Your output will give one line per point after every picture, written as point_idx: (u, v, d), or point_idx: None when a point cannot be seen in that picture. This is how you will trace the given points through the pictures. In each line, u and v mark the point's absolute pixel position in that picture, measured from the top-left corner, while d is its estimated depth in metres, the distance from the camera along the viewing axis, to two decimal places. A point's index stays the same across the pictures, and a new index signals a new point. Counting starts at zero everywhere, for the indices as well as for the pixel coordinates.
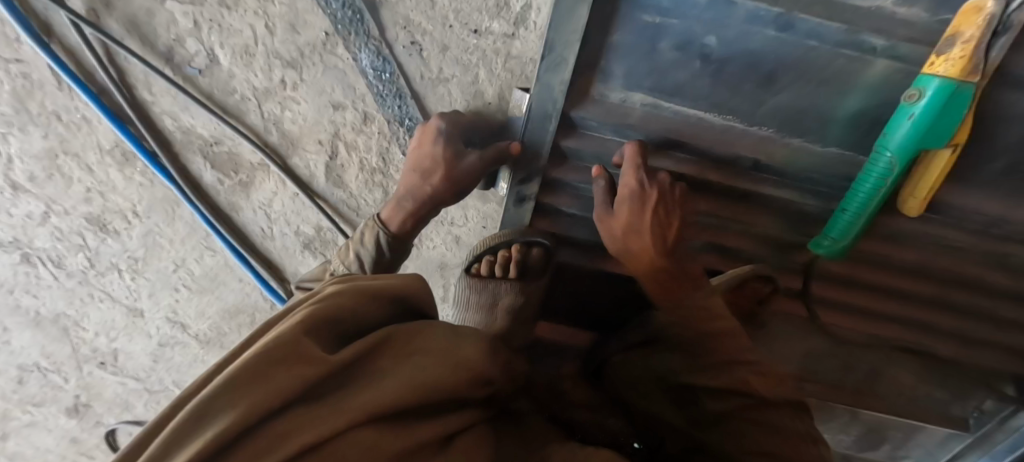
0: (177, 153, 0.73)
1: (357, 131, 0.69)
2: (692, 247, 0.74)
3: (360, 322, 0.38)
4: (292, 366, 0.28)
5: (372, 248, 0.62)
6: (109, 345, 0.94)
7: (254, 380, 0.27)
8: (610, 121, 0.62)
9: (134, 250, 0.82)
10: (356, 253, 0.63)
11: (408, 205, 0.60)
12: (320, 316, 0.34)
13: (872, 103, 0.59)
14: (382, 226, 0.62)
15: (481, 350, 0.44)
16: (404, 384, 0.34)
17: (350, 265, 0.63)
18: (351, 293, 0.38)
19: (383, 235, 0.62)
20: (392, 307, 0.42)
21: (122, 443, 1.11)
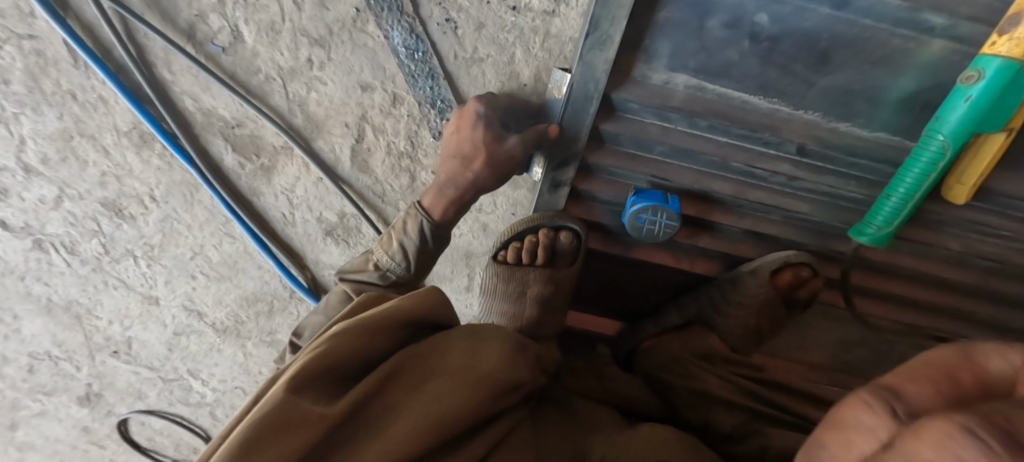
0: (196, 135, 0.70)
1: (386, 114, 0.66)
2: (729, 235, 0.72)
3: (376, 348, 0.47)
4: (287, 430, 0.36)
5: (416, 238, 0.60)
6: (122, 334, 0.92)
7: (269, 439, 0.35)
8: (651, 103, 0.60)
9: (150, 236, 0.79)
10: (400, 243, 0.61)
11: (450, 192, 0.58)
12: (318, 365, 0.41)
13: (927, 86, 0.56)
14: (425, 215, 0.59)
15: (497, 362, 0.52)
16: (419, 422, 0.42)
17: (393, 254, 0.62)
18: (348, 331, 0.44)
19: (427, 224, 0.60)
20: (403, 326, 0.50)
21: (134, 433, 1.09)
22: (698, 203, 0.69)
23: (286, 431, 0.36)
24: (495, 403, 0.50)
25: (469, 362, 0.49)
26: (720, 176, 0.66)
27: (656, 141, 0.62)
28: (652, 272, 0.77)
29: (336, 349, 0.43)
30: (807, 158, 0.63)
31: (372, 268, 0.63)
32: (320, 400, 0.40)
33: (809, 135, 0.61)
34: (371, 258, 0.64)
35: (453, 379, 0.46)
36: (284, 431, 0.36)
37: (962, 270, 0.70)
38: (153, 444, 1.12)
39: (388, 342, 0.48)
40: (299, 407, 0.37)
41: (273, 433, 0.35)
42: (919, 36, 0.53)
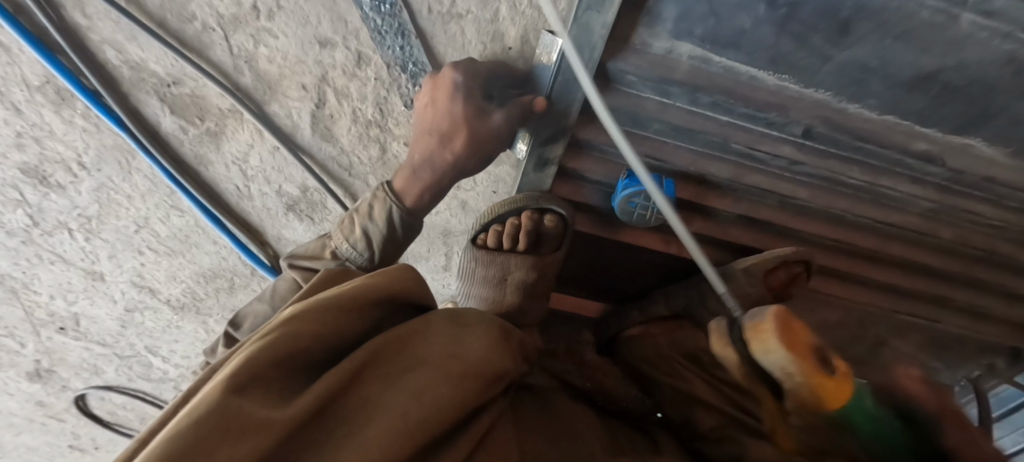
0: (126, 93, 0.60)
1: (350, 76, 0.58)
2: (722, 217, 0.69)
3: (337, 336, 0.41)
4: (231, 438, 0.30)
5: (383, 225, 0.55)
6: (67, 310, 0.85)
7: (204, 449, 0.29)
8: (652, 75, 0.53)
9: (85, 207, 0.70)
10: (364, 229, 0.56)
11: (426, 176, 0.53)
12: (269, 359, 0.36)
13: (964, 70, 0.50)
14: (395, 200, 0.54)
15: (483, 346, 0.48)
16: (390, 423, 0.36)
17: (356, 241, 0.56)
18: (301, 318, 0.39)
19: (396, 209, 0.54)
20: (374, 310, 0.45)
21: (95, 407, 1.05)
22: (692, 185, 0.65)
23: (229, 440, 0.29)
24: (478, 398, 0.46)
25: (450, 350, 0.44)
26: (719, 157, 0.61)
27: (652, 118, 0.57)
28: (640, 255, 0.73)
29: (287, 342, 0.37)
30: (813, 141, 0.58)
31: (329, 256, 0.57)
32: (272, 401, 0.34)
33: (816, 117, 0.56)
34: (329, 244, 0.58)
35: (429, 372, 0.42)
36: (226, 442, 0.29)
37: (945, 255, 0.70)
38: (117, 417, 1.08)
39: (350, 333, 0.43)
40: (246, 409, 0.31)
41: (210, 445, 0.29)
42: (949, 10, 0.45)
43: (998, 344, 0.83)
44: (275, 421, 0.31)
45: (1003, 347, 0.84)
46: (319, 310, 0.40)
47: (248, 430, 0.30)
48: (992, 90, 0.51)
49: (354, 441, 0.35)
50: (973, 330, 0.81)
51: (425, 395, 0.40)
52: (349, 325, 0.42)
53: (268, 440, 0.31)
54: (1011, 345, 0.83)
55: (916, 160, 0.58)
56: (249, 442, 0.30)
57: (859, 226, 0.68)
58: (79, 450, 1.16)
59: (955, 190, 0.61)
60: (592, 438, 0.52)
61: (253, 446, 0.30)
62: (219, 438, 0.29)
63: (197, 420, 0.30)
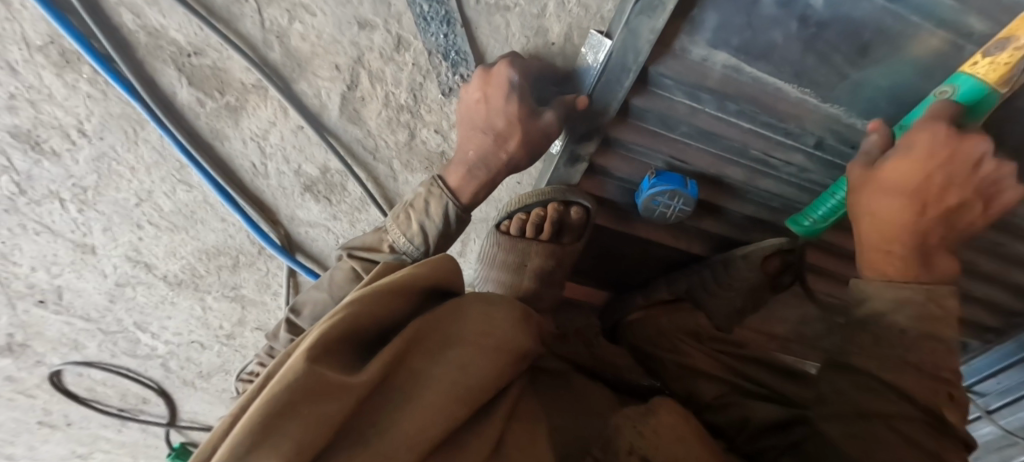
0: (140, 59, 0.55)
1: (386, 60, 0.57)
2: (730, 217, 0.73)
3: (395, 316, 0.42)
4: (320, 401, 0.30)
5: (439, 221, 0.57)
6: (50, 282, 0.80)
7: (297, 410, 0.29)
8: (687, 81, 0.56)
9: (82, 177, 0.66)
10: (420, 224, 0.57)
11: (482, 173, 0.55)
12: (338, 331, 0.36)
13: None
14: (451, 197, 0.56)
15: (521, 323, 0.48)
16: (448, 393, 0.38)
17: (413, 237, 0.58)
18: (367, 297, 0.39)
19: (451, 205, 0.56)
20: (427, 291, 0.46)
21: (71, 383, 1.00)
22: (708, 186, 0.68)
23: (320, 403, 0.30)
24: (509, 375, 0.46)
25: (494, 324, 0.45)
26: (735, 161, 0.65)
27: (682, 121, 0.60)
28: (648, 249, 0.78)
29: (353, 316, 0.37)
30: (823, 151, 0.63)
31: (387, 250, 0.59)
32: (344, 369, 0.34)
33: (828, 129, 0.60)
34: (385, 238, 0.59)
35: (475, 347, 0.42)
36: (317, 402, 0.30)
37: None
38: (94, 394, 1.04)
39: (403, 314, 0.43)
40: (329, 375, 0.31)
41: (302, 406, 0.29)
42: (958, 42, 0.50)
43: (947, 338, 0.95)
44: (353, 387, 0.32)
45: (950, 341, 0.95)
46: (382, 289, 0.40)
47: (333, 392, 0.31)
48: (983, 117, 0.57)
49: (416, 411, 0.35)
50: None
51: (470, 368, 0.40)
52: (403, 305, 0.42)
53: (348, 405, 0.32)
54: (957, 339, 0.94)
55: None
56: (334, 404, 0.30)
57: None
58: (48, 427, 1.11)
59: None
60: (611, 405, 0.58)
61: (338, 409, 0.31)
62: (309, 399, 0.30)
63: (288, 383, 0.30)
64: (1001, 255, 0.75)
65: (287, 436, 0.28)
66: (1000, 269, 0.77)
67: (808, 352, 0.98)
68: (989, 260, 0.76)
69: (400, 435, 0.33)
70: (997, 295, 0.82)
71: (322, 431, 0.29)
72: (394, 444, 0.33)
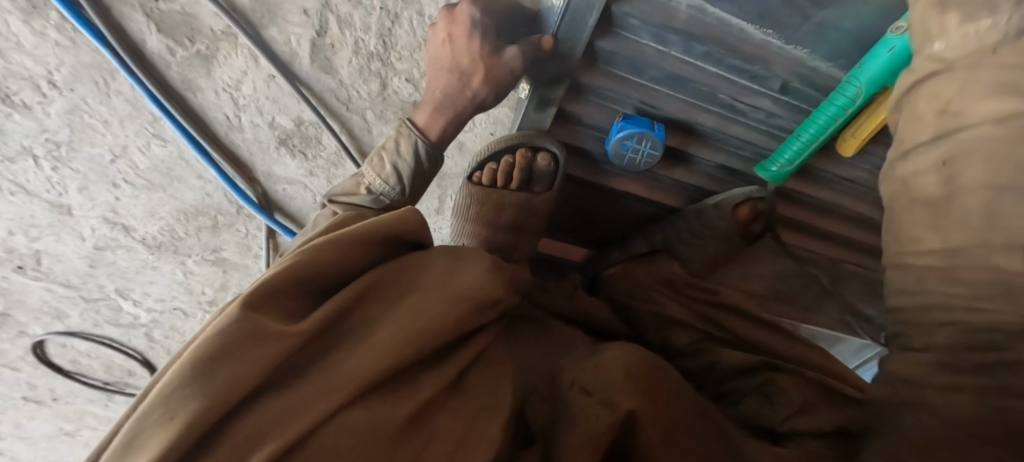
0: (107, 5, 0.56)
1: (354, 3, 0.57)
2: (703, 167, 0.74)
3: (347, 268, 0.42)
4: (254, 345, 0.32)
5: (411, 161, 0.58)
6: (28, 246, 0.80)
7: (226, 357, 0.31)
8: (653, 22, 0.56)
9: (55, 132, 0.66)
10: (393, 166, 0.58)
11: (450, 111, 0.56)
12: (281, 283, 0.37)
13: None
14: (420, 135, 0.57)
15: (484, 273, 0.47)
16: (397, 335, 0.37)
17: (387, 179, 0.58)
18: (315, 249, 0.40)
19: (421, 144, 0.57)
20: (387, 244, 0.46)
21: (54, 355, 1.00)
22: (680, 135, 0.69)
23: (256, 347, 0.32)
24: (474, 322, 0.46)
25: (445, 277, 0.44)
26: (705, 108, 0.66)
27: (650, 64, 0.60)
28: (625, 202, 0.78)
29: (301, 268, 0.39)
30: (788, 95, 0.64)
31: (364, 193, 0.59)
32: (286, 318, 0.35)
33: (793, 71, 0.61)
34: (362, 182, 0.60)
35: (424, 296, 0.42)
36: (248, 349, 0.31)
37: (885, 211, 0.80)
38: (79, 366, 1.03)
39: (358, 266, 0.43)
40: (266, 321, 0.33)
41: (237, 350, 0.31)
42: None
43: None
44: (291, 332, 0.33)
45: None
46: (331, 242, 0.41)
47: (265, 340, 0.32)
48: None
49: (360, 352, 0.36)
50: None
51: (426, 313, 0.40)
52: (356, 256, 0.43)
53: (288, 349, 0.33)
54: None
55: None
56: (267, 351, 0.32)
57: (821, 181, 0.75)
58: (34, 402, 1.11)
59: None
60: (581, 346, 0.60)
61: (277, 351, 0.32)
62: (244, 344, 0.31)
63: (218, 333, 0.32)
64: None
65: (220, 377, 0.30)
66: None
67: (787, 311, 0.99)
68: None
69: (342, 374, 0.34)
70: None
71: (257, 371, 0.31)
72: (338, 383, 0.33)
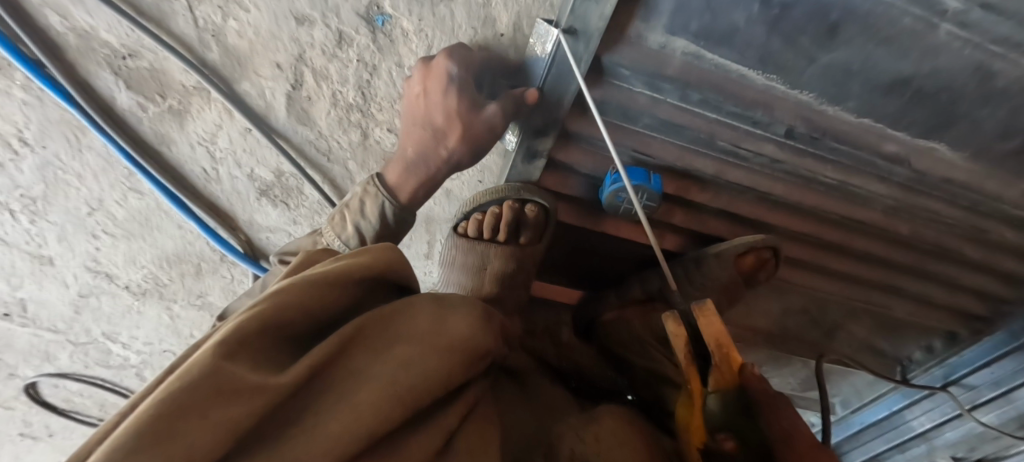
0: (73, 63, 0.53)
1: (329, 56, 0.54)
2: (703, 210, 0.70)
3: (331, 309, 0.34)
4: (228, 400, 0.23)
5: (376, 222, 0.55)
6: (12, 294, 0.78)
7: (183, 418, 0.22)
8: (645, 71, 0.53)
9: (29, 187, 0.64)
10: (355, 226, 0.55)
11: (421, 172, 0.54)
12: (256, 324, 0.29)
13: (921, 72, 0.53)
14: (388, 196, 0.54)
15: (478, 319, 0.40)
16: (388, 390, 0.30)
17: (348, 239, 0.56)
18: (297, 287, 0.32)
19: (389, 205, 0.55)
20: (372, 284, 0.39)
21: (48, 394, 0.99)
22: (678, 180, 0.66)
23: (227, 402, 0.23)
24: (469, 374, 0.38)
25: (442, 322, 0.37)
26: (704, 153, 0.63)
27: (643, 113, 0.57)
28: (619, 244, 0.75)
29: (277, 307, 0.30)
30: (794, 140, 0.61)
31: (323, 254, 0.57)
32: (263, 368, 0.27)
33: (798, 117, 0.58)
34: (320, 241, 0.57)
35: (419, 344, 0.34)
36: (214, 408, 0.23)
37: (899, 249, 0.76)
38: (73, 404, 1.03)
39: (340, 310, 0.35)
40: (245, 372, 0.25)
41: (204, 407, 0.23)
42: (929, 18, 0.47)
43: (938, 329, 0.93)
44: (274, 385, 0.26)
45: (939, 330, 0.94)
46: (315, 281, 0.33)
47: (237, 398, 0.24)
48: (958, 98, 0.55)
49: (349, 408, 0.28)
50: (918, 315, 0.89)
51: (420, 365, 0.32)
52: (339, 296, 0.35)
53: (265, 408, 0.25)
54: (948, 329, 0.92)
55: (886, 162, 0.63)
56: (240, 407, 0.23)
57: (828, 221, 0.72)
58: (31, 438, 1.10)
59: (914, 190, 0.67)
60: (565, 404, 0.55)
61: (253, 407, 0.24)
62: (211, 401, 0.23)
63: (175, 388, 0.23)
64: (984, 240, 0.74)
65: (180, 443, 0.21)
66: (984, 254, 0.76)
67: (793, 345, 0.96)
68: (973, 246, 0.75)
69: (324, 437, 0.26)
70: (985, 281, 0.81)
71: (233, 435, 0.23)
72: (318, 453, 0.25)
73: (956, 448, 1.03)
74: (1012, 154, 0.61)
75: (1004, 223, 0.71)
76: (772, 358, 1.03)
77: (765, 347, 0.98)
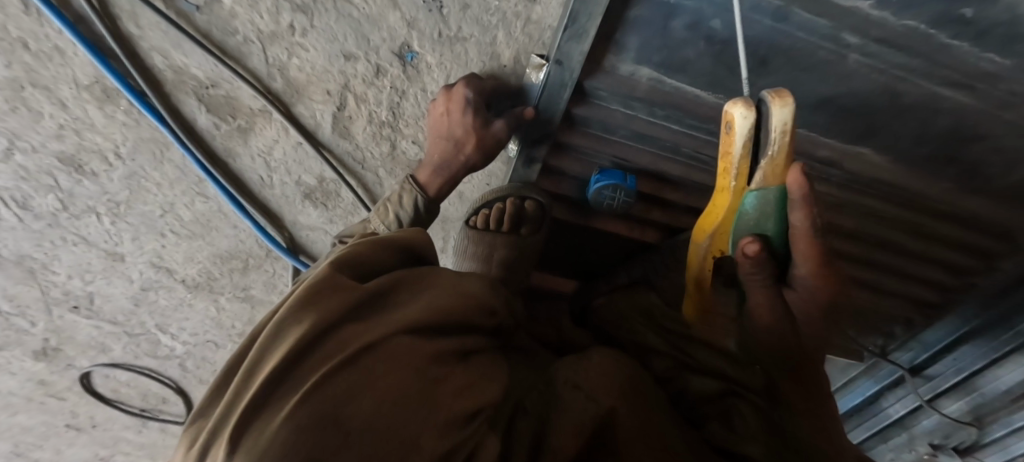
0: (166, 92, 0.68)
1: (369, 84, 0.68)
2: (675, 207, 0.84)
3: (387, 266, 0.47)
4: (344, 287, 0.36)
5: (411, 210, 0.68)
6: (83, 289, 0.91)
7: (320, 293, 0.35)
8: (619, 93, 0.67)
9: (115, 193, 0.78)
10: (396, 214, 0.68)
11: (445, 174, 0.68)
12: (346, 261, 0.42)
13: (837, 91, 0.67)
14: (420, 191, 0.68)
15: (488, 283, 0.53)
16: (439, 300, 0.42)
17: (389, 225, 0.68)
18: (365, 247, 0.45)
19: (421, 198, 0.68)
20: (413, 256, 0.52)
21: (98, 385, 1.10)
22: (653, 182, 0.79)
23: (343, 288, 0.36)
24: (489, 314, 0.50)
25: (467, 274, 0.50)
26: (672, 159, 0.76)
27: (620, 126, 0.71)
28: (606, 239, 0.88)
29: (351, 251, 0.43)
30: None
31: None
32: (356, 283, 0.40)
33: None
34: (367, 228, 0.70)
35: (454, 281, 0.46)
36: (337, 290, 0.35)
37: (847, 241, 0.89)
38: (118, 395, 1.14)
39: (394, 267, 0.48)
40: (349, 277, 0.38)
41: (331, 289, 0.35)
42: (836, 50, 0.62)
43: (896, 316, 1.04)
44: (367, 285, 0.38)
45: (897, 318, 1.05)
46: (376, 244, 0.47)
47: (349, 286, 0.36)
48: (871, 111, 0.69)
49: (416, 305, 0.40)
50: (874, 302, 1.01)
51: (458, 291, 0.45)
52: (386, 254, 0.47)
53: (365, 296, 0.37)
54: (905, 317, 1.04)
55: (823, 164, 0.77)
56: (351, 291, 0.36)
57: None
58: (75, 430, 1.20)
59: (850, 187, 0.80)
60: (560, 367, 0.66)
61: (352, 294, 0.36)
62: (334, 286, 0.36)
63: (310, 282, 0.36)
64: (919, 231, 0.86)
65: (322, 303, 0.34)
66: (922, 246, 0.88)
67: None
68: (912, 238, 0.87)
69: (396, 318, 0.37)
70: (930, 270, 0.93)
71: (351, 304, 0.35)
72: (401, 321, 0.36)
73: (934, 438, 1.09)
74: (926, 157, 0.75)
75: (933, 217, 0.83)
76: None
77: None
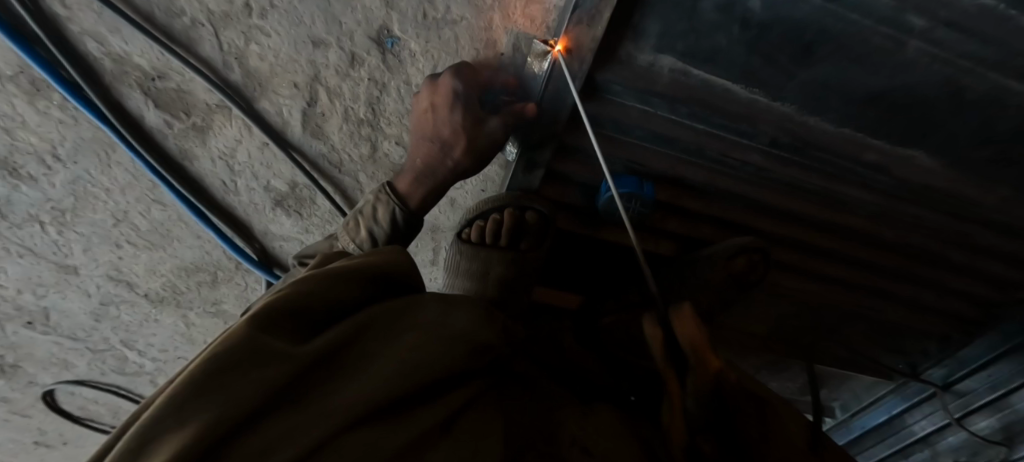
0: (107, 85, 0.58)
1: (343, 76, 0.58)
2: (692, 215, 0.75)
3: (343, 302, 0.38)
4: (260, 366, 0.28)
5: (387, 227, 0.59)
6: (36, 304, 0.81)
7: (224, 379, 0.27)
8: (636, 86, 0.57)
9: (59, 200, 0.68)
10: (369, 230, 0.59)
11: (428, 182, 0.58)
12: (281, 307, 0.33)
13: (895, 87, 0.56)
14: (399, 203, 0.58)
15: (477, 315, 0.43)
16: (391, 367, 0.33)
17: (362, 243, 0.60)
18: (312, 279, 0.37)
19: (399, 212, 0.58)
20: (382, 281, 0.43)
21: (65, 401, 1.02)
22: (668, 188, 0.70)
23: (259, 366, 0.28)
24: (470, 359, 0.41)
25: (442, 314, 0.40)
26: (693, 163, 0.67)
27: (635, 125, 0.62)
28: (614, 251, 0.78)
29: (292, 295, 0.34)
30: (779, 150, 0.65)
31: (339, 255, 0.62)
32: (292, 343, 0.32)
33: (780, 129, 0.62)
34: (336, 245, 0.61)
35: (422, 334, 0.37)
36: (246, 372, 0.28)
37: (889, 254, 0.78)
38: (88, 411, 1.06)
39: (354, 301, 0.39)
40: (273, 342, 0.30)
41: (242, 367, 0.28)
42: (898, 37, 0.50)
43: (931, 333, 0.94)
44: (295, 355, 0.30)
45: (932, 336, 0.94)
46: (325, 273, 0.38)
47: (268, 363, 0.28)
48: (930, 112, 0.59)
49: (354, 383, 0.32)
50: (915, 321, 0.89)
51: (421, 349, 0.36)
52: (355, 289, 0.39)
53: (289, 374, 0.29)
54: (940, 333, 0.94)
55: (868, 169, 0.66)
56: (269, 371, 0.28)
57: (814, 225, 0.75)
58: (45, 446, 1.13)
59: (896, 196, 0.70)
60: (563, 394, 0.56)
61: (268, 377, 0.28)
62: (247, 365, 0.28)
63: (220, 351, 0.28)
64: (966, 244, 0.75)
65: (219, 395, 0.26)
66: (971, 260, 0.78)
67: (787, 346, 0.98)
68: (960, 251, 0.77)
69: (336, 404, 0.30)
70: (978, 288, 0.82)
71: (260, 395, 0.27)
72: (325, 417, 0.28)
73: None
74: (991, 162, 0.64)
75: (983, 227, 0.73)
76: (768, 361, 1.05)
77: (761, 350, 1.01)
